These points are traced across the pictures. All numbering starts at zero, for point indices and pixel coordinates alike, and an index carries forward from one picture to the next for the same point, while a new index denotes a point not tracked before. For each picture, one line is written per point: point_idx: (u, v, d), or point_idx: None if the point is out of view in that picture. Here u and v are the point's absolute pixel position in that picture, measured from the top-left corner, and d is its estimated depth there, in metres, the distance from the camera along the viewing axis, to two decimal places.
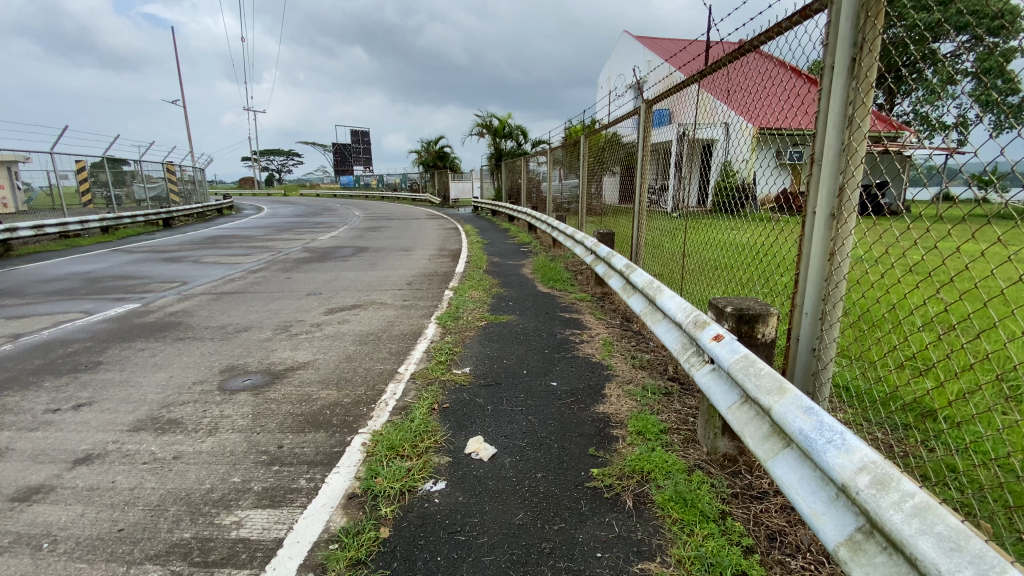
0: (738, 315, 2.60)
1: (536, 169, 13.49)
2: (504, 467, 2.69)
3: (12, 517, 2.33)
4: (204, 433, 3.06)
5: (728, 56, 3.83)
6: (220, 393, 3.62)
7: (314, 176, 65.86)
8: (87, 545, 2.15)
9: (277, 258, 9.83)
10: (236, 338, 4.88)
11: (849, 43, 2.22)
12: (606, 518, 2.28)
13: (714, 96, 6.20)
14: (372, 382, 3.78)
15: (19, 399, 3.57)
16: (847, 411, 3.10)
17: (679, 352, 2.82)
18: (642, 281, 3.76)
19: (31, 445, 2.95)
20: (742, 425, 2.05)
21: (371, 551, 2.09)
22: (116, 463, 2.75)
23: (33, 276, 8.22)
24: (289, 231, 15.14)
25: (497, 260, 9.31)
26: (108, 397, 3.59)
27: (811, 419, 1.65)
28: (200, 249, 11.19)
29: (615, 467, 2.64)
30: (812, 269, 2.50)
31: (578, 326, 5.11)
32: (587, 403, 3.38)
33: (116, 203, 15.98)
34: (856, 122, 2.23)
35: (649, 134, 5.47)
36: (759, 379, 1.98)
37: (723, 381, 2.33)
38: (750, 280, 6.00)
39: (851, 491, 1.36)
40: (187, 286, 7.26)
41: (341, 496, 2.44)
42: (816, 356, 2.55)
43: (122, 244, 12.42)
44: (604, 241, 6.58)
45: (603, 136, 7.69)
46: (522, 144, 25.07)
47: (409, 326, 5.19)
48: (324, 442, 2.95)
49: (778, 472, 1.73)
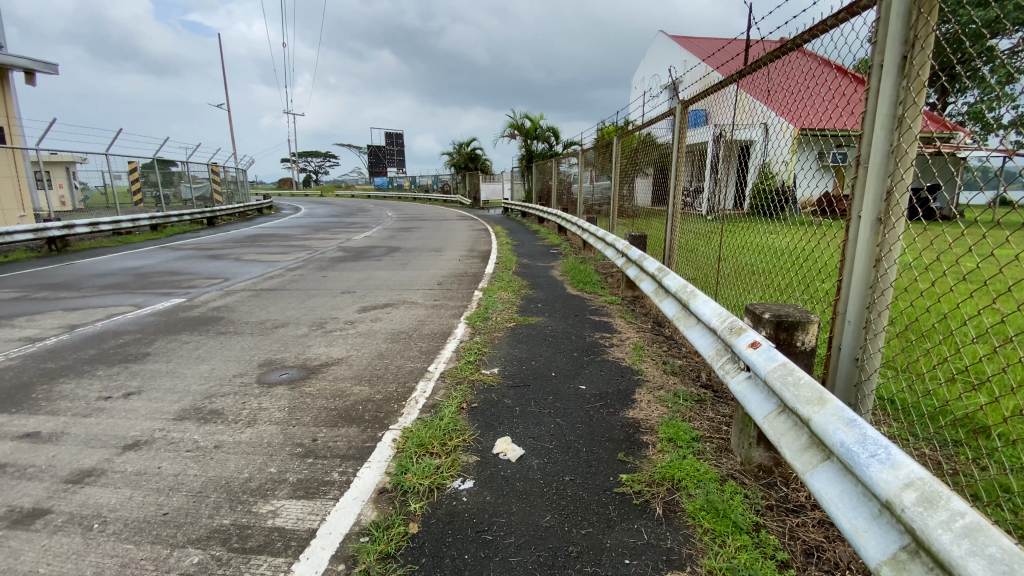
0: (776, 321, 2.51)
1: (567, 170, 13.40)
2: (531, 469, 2.69)
3: (66, 497, 2.48)
4: (243, 424, 3.17)
5: (769, 55, 3.72)
6: (259, 385, 3.76)
7: (350, 176, 67.83)
8: (134, 527, 2.27)
9: (313, 257, 10.14)
10: (274, 333, 5.05)
11: (900, 41, 2.14)
12: (634, 525, 2.24)
13: (755, 95, 6.04)
14: (403, 380, 3.84)
15: (74, 386, 3.80)
16: (892, 425, 2.98)
17: (713, 359, 2.75)
18: (676, 285, 3.69)
19: (84, 430, 3.13)
20: (779, 435, 1.99)
21: (401, 546, 2.12)
22: (161, 449, 2.89)
23: (89, 270, 8.73)
24: (324, 230, 15.57)
25: (526, 261, 9.31)
26: (155, 387, 3.77)
27: (853, 432, 1.59)
28: (240, 247, 11.67)
29: (645, 474, 2.60)
30: (856, 275, 2.40)
31: (609, 329, 5.06)
32: (616, 407, 3.35)
33: (165, 202, 16.83)
34: (906, 123, 2.14)
35: (685, 134, 5.37)
36: (798, 389, 1.92)
37: (759, 389, 2.25)
38: (789, 285, 5.79)
39: (895, 508, 1.31)
40: (228, 283, 7.57)
41: (371, 490, 2.49)
42: (858, 367, 2.44)
43: (169, 241, 13.05)
44: (636, 242, 6.47)
45: (636, 138, 7.57)
46: (554, 145, 25.06)
47: (440, 325, 5.27)
48: (356, 436, 3.02)
49: (817, 486, 1.67)
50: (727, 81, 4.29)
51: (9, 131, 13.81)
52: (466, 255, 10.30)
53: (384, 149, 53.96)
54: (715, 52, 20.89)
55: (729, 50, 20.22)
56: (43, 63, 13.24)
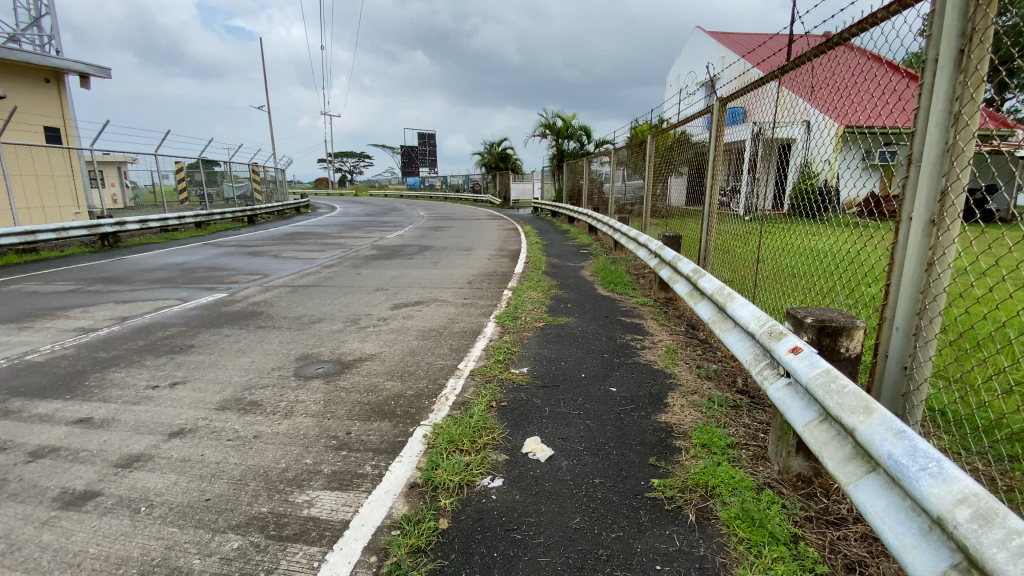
0: (818, 327, 2.42)
1: (599, 170, 13.27)
2: (561, 469, 2.68)
3: (116, 480, 2.62)
4: (280, 416, 3.27)
5: (814, 50, 3.58)
6: (296, 378, 3.88)
7: (383, 176, 69.06)
8: (179, 511, 2.37)
9: (347, 254, 10.38)
10: (310, 328, 5.20)
11: (957, 34, 2.03)
12: (666, 531, 2.20)
13: (797, 92, 5.83)
14: (433, 376, 3.88)
15: (125, 375, 4.01)
16: (943, 438, 2.82)
17: (751, 364, 2.68)
18: (712, 287, 3.60)
19: (133, 417, 3.29)
20: (821, 445, 1.91)
21: (431, 541, 2.15)
22: (204, 438, 3.02)
23: (139, 265, 9.19)
24: (357, 229, 15.91)
25: (556, 261, 9.28)
26: (199, 377, 3.94)
27: (902, 443, 1.51)
28: (279, 244, 12.05)
29: (677, 479, 2.55)
30: (905, 279, 2.28)
31: (640, 331, 4.99)
32: (648, 411, 3.30)
33: (208, 201, 17.55)
34: (963, 121, 2.02)
35: (722, 133, 5.23)
36: (843, 397, 1.84)
37: (800, 397, 2.18)
38: (832, 290, 5.57)
39: (948, 524, 1.24)
40: (267, 278, 7.83)
41: (403, 484, 2.53)
42: (907, 376, 2.32)
43: (212, 238, 13.59)
44: (670, 243, 6.34)
45: (671, 136, 7.43)
46: (585, 144, 24.87)
47: (470, 323, 5.30)
48: (388, 431, 3.07)
49: (861, 498, 1.60)
50: (767, 78, 4.15)
51: (67, 133, 14.68)
52: (496, 254, 10.34)
53: (417, 149, 54.72)
54: (755, 47, 20.28)
55: (770, 45, 19.58)
56: (96, 68, 14.01)
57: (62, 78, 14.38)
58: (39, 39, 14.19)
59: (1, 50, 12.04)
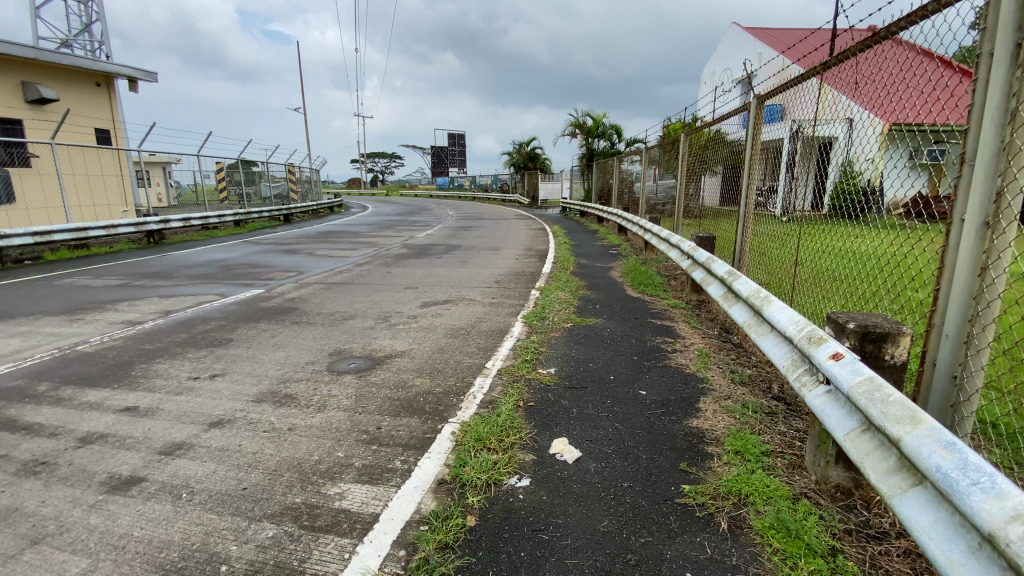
0: (861, 332, 2.32)
1: (630, 169, 13.11)
2: (589, 472, 2.66)
3: (160, 467, 2.74)
4: (314, 409, 3.36)
5: (858, 45, 3.43)
6: (329, 373, 3.98)
7: (413, 176, 70.05)
8: (218, 499, 2.46)
9: (378, 253, 10.57)
10: (343, 325, 5.32)
11: (1014, 26, 1.91)
12: (697, 538, 2.16)
13: (839, 89, 5.62)
14: (461, 375, 3.91)
15: (168, 366, 4.19)
16: (995, 452, 2.67)
17: (788, 370, 2.59)
18: (747, 290, 3.50)
19: (176, 407, 3.44)
20: (863, 455, 1.84)
21: (458, 538, 2.17)
22: (242, 428, 3.13)
23: (182, 261, 9.59)
24: (388, 228, 16.18)
25: (585, 261, 9.21)
26: (237, 370, 4.08)
27: (951, 455, 1.44)
28: (313, 243, 12.38)
29: (709, 486, 2.49)
30: (956, 284, 2.17)
31: (671, 334, 4.90)
32: (679, 416, 3.23)
33: (247, 200, 18.18)
34: (1021, 117, 1.91)
35: (759, 131, 5.08)
36: (887, 406, 1.76)
37: (840, 405, 2.09)
38: (875, 295, 5.34)
39: (1000, 542, 1.18)
40: (302, 276, 8.05)
41: (431, 479, 2.56)
42: (956, 386, 2.21)
43: (250, 236, 14.08)
44: (703, 244, 6.20)
45: (705, 135, 7.27)
46: (616, 144, 24.60)
47: (497, 323, 5.32)
48: (417, 427, 3.12)
49: (905, 512, 1.54)
50: (807, 75, 4.01)
51: (116, 135, 15.44)
52: (524, 254, 10.34)
53: (447, 149, 55.28)
54: (794, 43, 19.64)
55: (811, 41, 18.92)
56: (143, 72, 14.68)
57: (112, 82, 15.13)
58: (91, 45, 14.95)
59: (57, 56, 12.76)
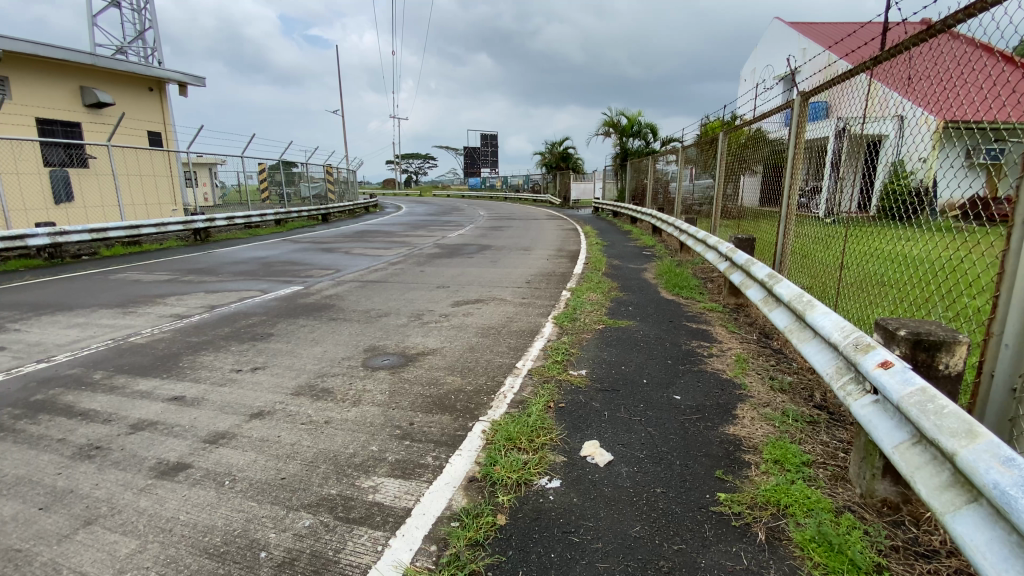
0: (913, 340, 2.21)
1: (665, 168, 12.88)
2: (620, 475, 2.63)
3: (204, 455, 2.87)
4: (349, 404, 3.44)
5: (911, 39, 3.26)
6: (364, 368, 4.07)
7: (446, 176, 70.86)
8: (258, 487, 2.56)
9: (411, 252, 10.75)
10: (377, 322, 5.43)
11: None
12: (732, 548, 2.10)
13: (889, 84, 5.36)
14: (492, 374, 3.93)
15: (212, 358, 4.38)
16: None
17: (833, 377, 2.49)
18: (789, 294, 3.39)
19: (219, 397, 3.59)
20: (913, 468, 1.75)
21: (489, 536, 2.18)
22: (281, 420, 3.23)
23: (226, 258, 10.00)
24: (421, 227, 16.43)
25: (617, 262, 9.11)
26: (277, 363, 4.23)
27: (1010, 472, 1.36)
28: (349, 241, 12.71)
29: (746, 495, 2.42)
30: (1017, 291, 2.03)
31: (707, 338, 4.78)
32: (714, 422, 3.15)
33: (287, 199, 18.80)
34: None
35: (803, 129, 4.90)
36: (941, 418, 1.67)
37: (889, 415, 2.00)
38: (927, 302, 5.07)
39: None
40: (338, 273, 8.27)
41: (463, 476, 2.59)
42: (1016, 399, 2.08)
43: (289, 234, 14.56)
44: (742, 246, 6.03)
45: (745, 134, 7.07)
46: (650, 143, 24.21)
47: (528, 323, 5.32)
48: (448, 424, 3.15)
49: (959, 529, 1.45)
50: (856, 70, 3.84)
51: (167, 137, 16.25)
52: (555, 254, 10.31)
53: (479, 149, 55.67)
54: (842, 38, 18.87)
55: (859, 35, 18.13)
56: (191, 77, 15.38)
57: (163, 87, 15.91)
58: (144, 52, 15.76)
59: (113, 63, 13.52)
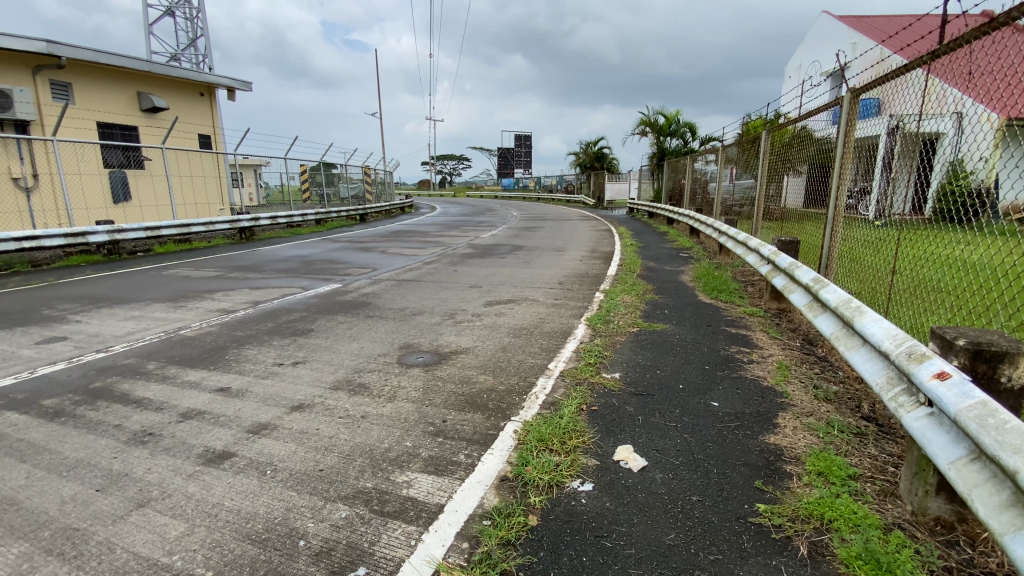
0: (973, 350, 2.07)
1: (704, 168, 12.56)
2: (654, 482, 2.58)
3: (248, 444, 2.99)
4: (385, 399, 3.52)
5: (971, 32, 3.08)
6: (399, 365, 4.15)
7: (481, 177, 71.44)
8: (297, 478, 2.65)
9: (445, 252, 10.89)
10: (412, 320, 5.53)
11: None
12: (772, 561, 2.03)
13: (948, 79, 5.06)
14: (524, 374, 3.94)
15: (256, 352, 4.56)
16: None
17: (883, 388, 2.37)
18: (836, 299, 3.24)
19: (262, 390, 3.74)
20: (971, 487, 1.65)
21: (520, 536, 2.19)
22: (319, 414, 3.34)
23: (269, 256, 10.40)
24: (455, 227, 16.60)
25: (653, 264, 8.96)
26: (316, 358, 4.37)
27: None
28: (385, 241, 12.98)
29: (787, 507, 2.33)
30: None
31: (747, 344, 4.64)
32: (754, 431, 3.06)
33: (326, 199, 19.37)
34: None
35: (852, 128, 4.68)
36: (1003, 434, 1.57)
37: (945, 430, 1.89)
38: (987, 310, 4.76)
39: None
40: (375, 272, 8.46)
41: (495, 475, 2.61)
42: None
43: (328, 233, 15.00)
44: (784, 249, 5.82)
45: (788, 133, 6.82)
46: (688, 143, 23.69)
47: (560, 324, 5.30)
48: (481, 423, 3.18)
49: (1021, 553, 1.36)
50: (910, 66, 3.65)
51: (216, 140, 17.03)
52: (589, 256, 10.23)
53: (514, 150, 55.83)
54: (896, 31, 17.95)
55: (915, 28, 17.21)
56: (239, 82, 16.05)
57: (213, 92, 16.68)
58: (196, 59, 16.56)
59: (167, 70, 14.27)
